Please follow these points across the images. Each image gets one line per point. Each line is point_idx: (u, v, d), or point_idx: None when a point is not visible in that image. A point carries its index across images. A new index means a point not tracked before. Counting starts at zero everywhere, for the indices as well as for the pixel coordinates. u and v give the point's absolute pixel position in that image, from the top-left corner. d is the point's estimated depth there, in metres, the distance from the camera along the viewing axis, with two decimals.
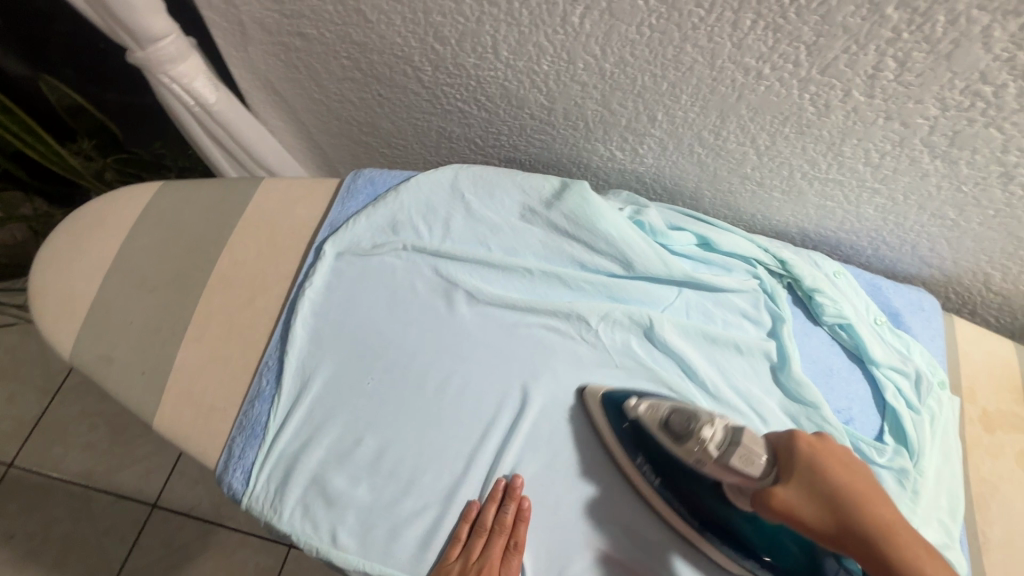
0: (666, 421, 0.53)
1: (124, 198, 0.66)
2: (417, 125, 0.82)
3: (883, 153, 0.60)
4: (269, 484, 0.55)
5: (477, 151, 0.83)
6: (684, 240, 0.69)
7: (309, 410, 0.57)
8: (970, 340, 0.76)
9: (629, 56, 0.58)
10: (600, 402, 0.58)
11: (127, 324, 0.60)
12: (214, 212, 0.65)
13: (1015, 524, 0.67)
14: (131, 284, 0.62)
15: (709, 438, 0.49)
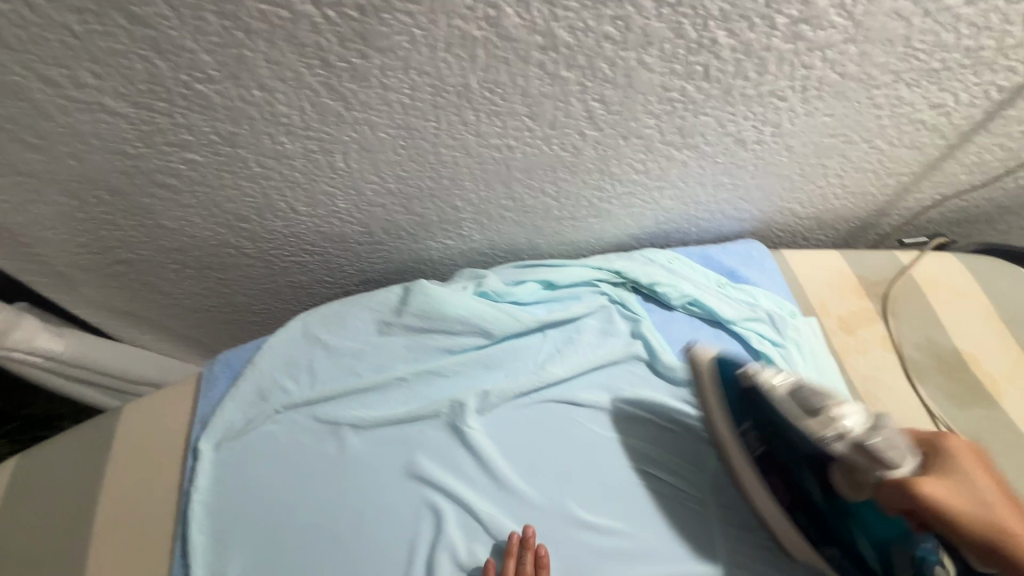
0: (801, 392, 0.59)
1: None
2: (268, 289, 0.85)
3: (645, 160, 0.70)
4: None
5: (332, 287, 0.87)
6: (529, 291, 0.75)
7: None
8: (803, 264, 0.85)
9: (403, 172, 0.65)
10: (712, 368, 0.66)
11: None
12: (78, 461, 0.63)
13: (905, 403, 0.74)
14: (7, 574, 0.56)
15: (848, 429, 0.54)
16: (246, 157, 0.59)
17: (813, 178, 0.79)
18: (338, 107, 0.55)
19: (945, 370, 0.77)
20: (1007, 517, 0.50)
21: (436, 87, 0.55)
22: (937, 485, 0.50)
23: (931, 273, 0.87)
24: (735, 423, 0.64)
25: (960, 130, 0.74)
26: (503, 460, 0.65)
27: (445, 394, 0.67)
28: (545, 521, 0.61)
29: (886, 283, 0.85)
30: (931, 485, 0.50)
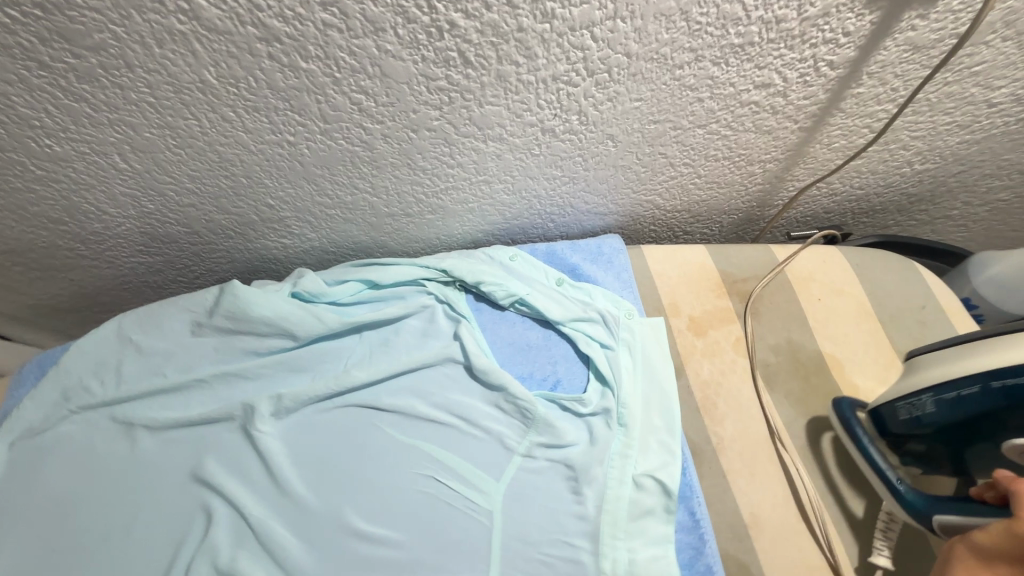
0: None
1: None
2: (126, 290, 0.86)
3: (452, 153, 0.66)
4: None
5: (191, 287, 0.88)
6: (349, 290, 0.73)
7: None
8: (660, 261, 0.80)
9: (194, 172, 0.65)
10: None
11: None
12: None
13: (743, 412, 0.68)
14: None
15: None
16: (21, 160, 0.60)
17: (659, 168, 0.74)
18: (85, 109, 0.55)
19: (800, 376, 0.72)
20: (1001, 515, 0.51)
21: (175, 84, 0.53)
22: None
23: (807, 269, 0.80)
24: None
25: (808, 112, 0.67)
26: (291, 465, 0.63)
27: (244, 396, 0.67)
28: (317, 529, 0.59)
29: (754, 279, 0.79)
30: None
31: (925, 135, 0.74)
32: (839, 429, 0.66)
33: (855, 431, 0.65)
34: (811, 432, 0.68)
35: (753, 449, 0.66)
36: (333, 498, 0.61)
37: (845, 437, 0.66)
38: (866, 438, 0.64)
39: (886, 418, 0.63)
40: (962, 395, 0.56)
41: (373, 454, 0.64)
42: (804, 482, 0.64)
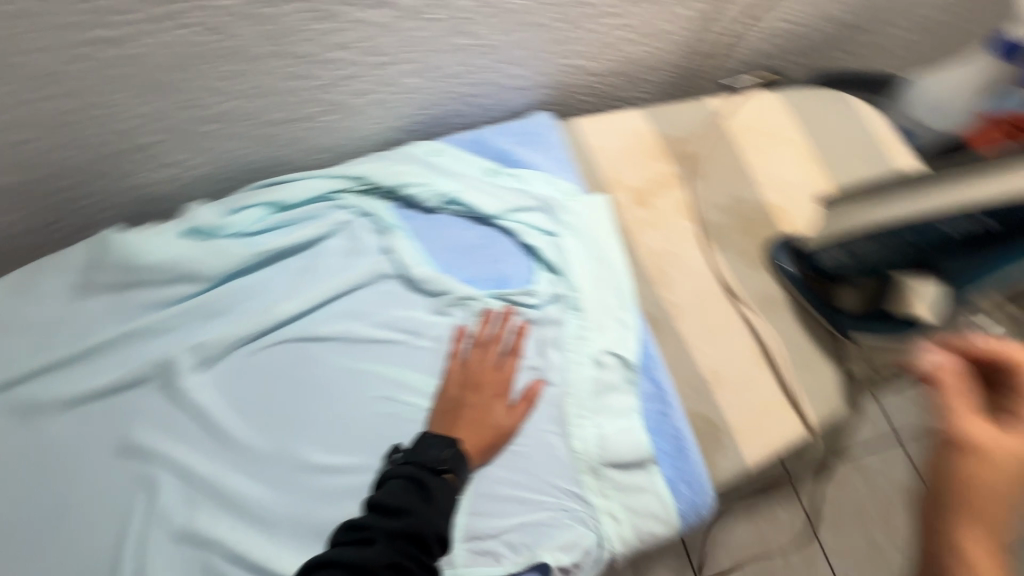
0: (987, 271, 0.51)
1: None
2: None
3: (333, 29, 0.56)
4: None
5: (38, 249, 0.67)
6: (252, 218, 0.63)
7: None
8: (596, 133, 0.73)
9: (11, 96, 0.52)
10: None
11: None
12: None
13: (695, 275, 0.67)
14: None
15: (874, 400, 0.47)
16: None
17: (576, 20, 0.65)
18: None
19: (749, 231, 0.70)
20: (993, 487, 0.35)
21: None
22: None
23: (748, 119, 0.75)
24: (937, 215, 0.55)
25: None
26: (232, 415, 0.58)
27: (157, 353, 0.59)
28: (272, 471, 0.56)
29: (695, 139, 0.74)
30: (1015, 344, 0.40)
31: None
32: (775, 280, 0.67)
33: (789, 275, 0.66)
34: (765, 284, 0.67)
35: (708, 310, 0.65)
36: (285, 440, 0.57)
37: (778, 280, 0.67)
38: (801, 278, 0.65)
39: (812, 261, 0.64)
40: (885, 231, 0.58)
41: (317, 386, 0.59)
42: (761, 334, 0.64)
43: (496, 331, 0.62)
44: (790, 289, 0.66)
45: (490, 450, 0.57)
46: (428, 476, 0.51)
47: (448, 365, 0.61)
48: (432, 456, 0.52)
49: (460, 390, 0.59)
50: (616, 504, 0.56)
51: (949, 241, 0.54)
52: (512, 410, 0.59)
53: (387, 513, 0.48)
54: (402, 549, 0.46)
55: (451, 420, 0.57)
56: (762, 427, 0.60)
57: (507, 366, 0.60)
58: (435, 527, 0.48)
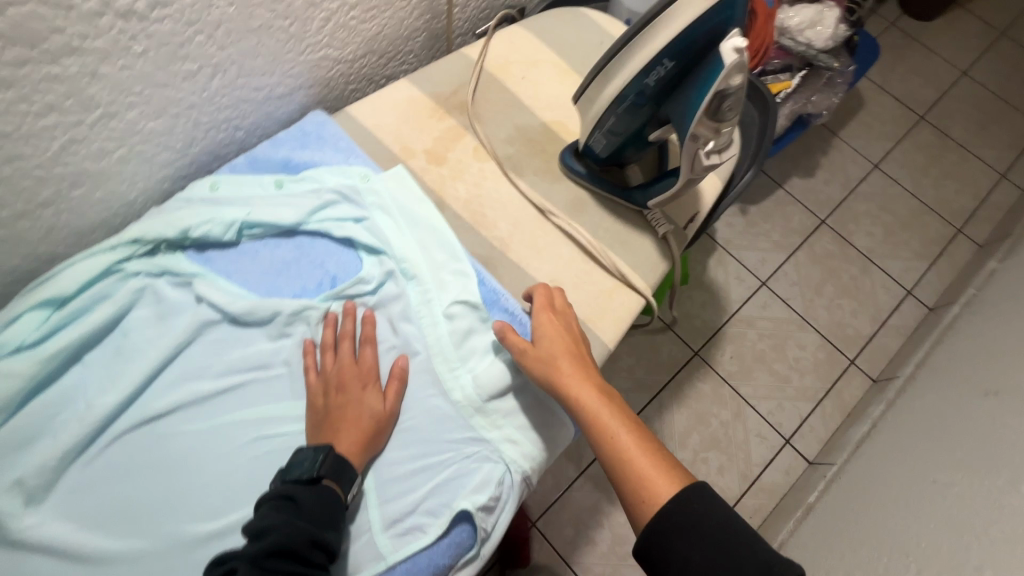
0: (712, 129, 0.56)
1: None
2: None
3: (24, 95, 0.50)
4: None
5: None
6: (26, 327, 0.55)
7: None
8: (371, 113, 0.74)
9: None
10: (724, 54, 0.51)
11: None
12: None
13: (508, 206, 0.71)
14: None
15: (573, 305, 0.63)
16: None
17: (303, 14, 0.65)
18: None
19: (539, 151, 0.75)
20: (622, 461, 0.53)
21: None
22: (550, 327, 0.59)
23: (503, 55, 0.81)
24: (660, 62, 0.55)
25: None
26: (96, 533, 0.52)
27: None
28: (165, 566, 0.52)
29: (465, 87, 0.78)
30: (544, 327, 0.59)
31: None
32: (574, 183, 0.73)
33: (582, 175, 0.72)
34: (569, 190, 0.73)
35: (531, 231, 0.70)
36: (166, 529, 0.53)
37: (576, 182, 0.73)
38: (593, 173, 0.72)
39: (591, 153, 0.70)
40: (622, 106, 0.60)
41: (179, 462, 0.55)
42: (584, 232, 0.69)
43: (346, 329, 0.61)
44: (588, 185, 0.72)
45: (377, 437, 0.57)
46: (302, 490, 0.50)
47: (308, 380, 0.59)
48: (304, 469, 0.52)
49: (327, 398, 0.58)
50: (510, 428, 0.59)
51: (661, 91, 0.58)
52: (386, 393, 0.59)
53: (253, 539, 0.47)
54: (275, 566, 0.46)
55: (327, 428, 0.56)
56: (609, 309, 0.66)
57: (367, 356, 0.60)
58: (307, 534, 0.48)
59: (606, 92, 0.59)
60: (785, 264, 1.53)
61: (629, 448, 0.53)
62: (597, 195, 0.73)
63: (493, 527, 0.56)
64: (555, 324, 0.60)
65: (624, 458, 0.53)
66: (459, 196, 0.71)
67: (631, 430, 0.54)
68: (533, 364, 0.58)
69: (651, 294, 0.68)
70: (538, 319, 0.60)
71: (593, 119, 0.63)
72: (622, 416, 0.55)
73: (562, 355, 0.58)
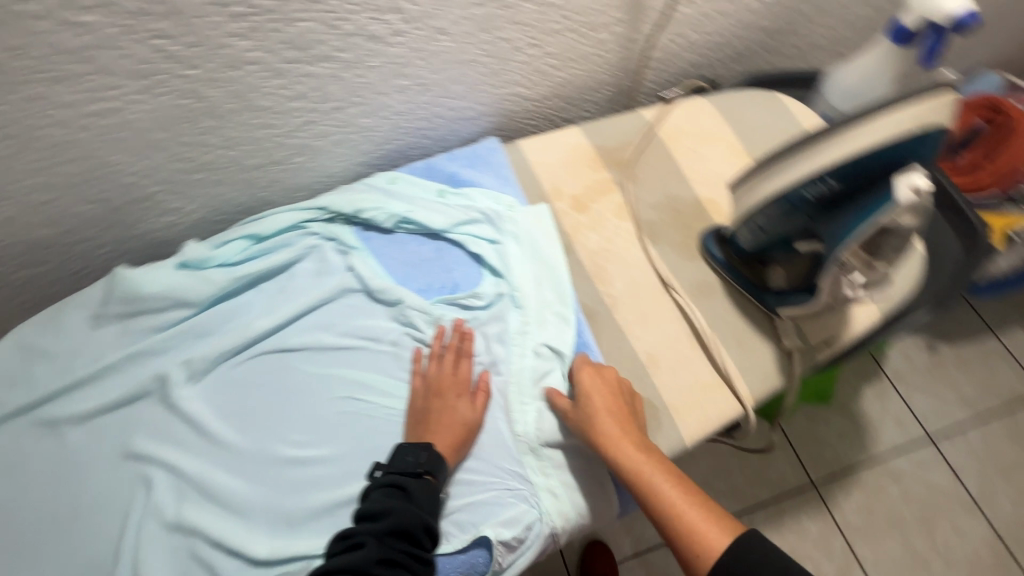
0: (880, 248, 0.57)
1: None
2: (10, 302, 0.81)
3: (287, 84, 0.66)
4: None
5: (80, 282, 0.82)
6: (234, 249, 0.72)
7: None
8: (538, 150, 0.81)
9: (34, 164, 0.64)
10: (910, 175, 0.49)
11: None
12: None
13: (632, 270, 0.71)
14: None
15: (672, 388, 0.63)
16: None
17: (506, 55, 0.73)
18: None
19: (683, 225, 0.74)
20: (669, 511, 0.53)
21: None
22: (590, 383, 0.60)
23: (679, 124, 0.81)
24: (821, 179, 0.51)
25: None
26: (221, 421, 0.66)
27: (154, 369, 0.67)
28: (254, 469, 0.63)
29: (631, 146, 0.80)
30: (586, 379, 0.61)
31: None
32: (708, 266, 0.71)
33: (718, 261, 0.69)
34: (700, 271, 0.71)
35: (646, 299, 0.69)
36: (265, 440, 0.64)
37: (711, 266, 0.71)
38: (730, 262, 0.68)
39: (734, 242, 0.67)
40: (772, 211, 0.57)
41: (291, 391, 0.66)
42: (699, 318, 0.67)
43: (452, 343, 0.66)
44: (721, 273, 0.69)
45: (463, 447, 0.61)
46: (407, 480, 0.55)
47: (413, 382, 0.65)
48: (409, 463, 0.57)
49: (426, 401, 0.63)
50: (554, 481, 0.60)
51: (818, 207, 0.54)
52: (475, 404, 0.63)
53: (373, 518, 0.54)
54: (392, 545, 0.52)
55: (426, 429, 0.61)
56: (699, 404, 0.63)
57: (464, 368, 0.65)
58: (419, 521, 0.54)
59: (754, 194, 0.58)
60: (967, 428, 1.25)
61: (674, 498, 0.53)
62: (729, 285, 0.70)
63: (509, 564, 0.57)
64: (594, 380, 0.61)
65: (673, 510, 0.52)
66: (592, 245, 0.74)
67: (672, 481, 0.54)
68: (573, 417, 0.59)
69: (752, 407, 0.63)
70: (579, 374, 0.61)
71: (742, 212, 0.61)
72: (665, 466, 0.55)
73: (603, 412, 0.58)
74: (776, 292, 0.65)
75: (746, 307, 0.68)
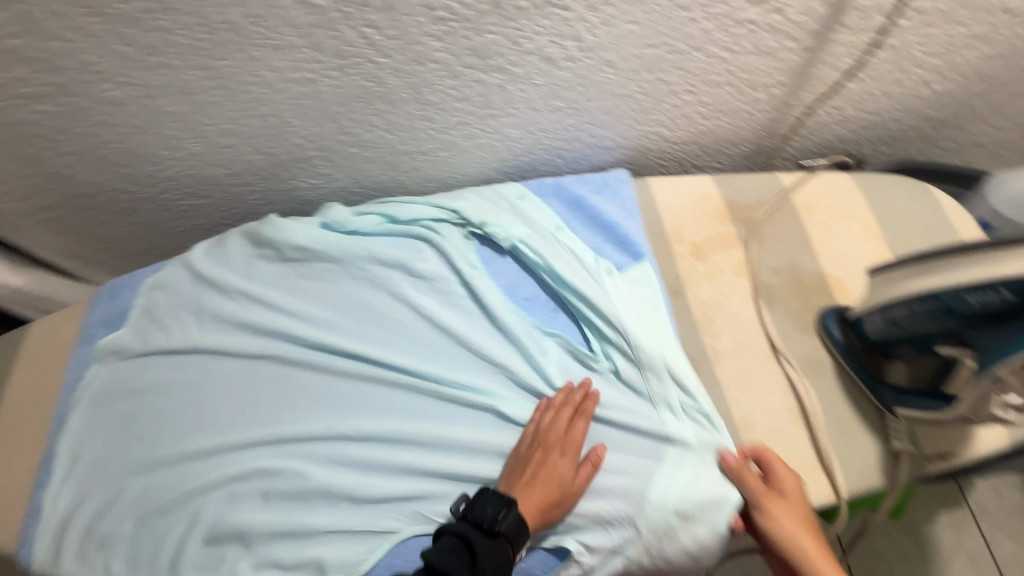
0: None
1: None
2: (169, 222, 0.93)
3: (457, 85, 0.71)
4: (49, 548, 0.63)
5: (228, 217, 0.92)
6: (370, 223, 0.79)
7: (73, 497, 0.65)
8: (666, 190, 0.82)
9: (230, 112, 0.72)
10: None
11: None
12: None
13: (741, 330, 0.71)
14: None
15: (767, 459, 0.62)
16: (86, 105, 0.69)
17: (660, 96, 0.76)
18: (134, 53, 0.63)
19: (802, 296, 0.73)
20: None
21: (207, 25, 0.60)
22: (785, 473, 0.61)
23: (816, 195, 0.80)
24: (994, 290, 0.49)
25: (809, 28, 0.67)
26: (328, 376, 0.70)
27: (284, 316, 0.74)
28: (346, 431, 0.66)
29: (763, 207, 0.79)
30: (774, 507, 0.59)
31: (940, 51, 0.72)
32: (822, 343, 0.69)
33: (836, 341, 0.67)
34: (813, 347, 0.69)
35: (751, 362, 0.69)
36: (365, 412, 0.68)
37: (824, 344, 0.69)
38: (850, 345, 0.66)
39: (859, 328, 0.64)
40: (925, 307, 0.55)
41: (393, 369, 0.70)
42: (805, 394, 0.65)
43: (573, 398, 0.66)
44: (836, 354, 0.67)
45: (557, 508, 0.62)
46: (478, 538, 0.58)
47: (526, 431, 0.65)
48: (488, 523, 0.59)
49: (530, 451, 0.64)
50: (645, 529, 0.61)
51: (979, 318, 0.52)
52: (579, 467, 0.63)
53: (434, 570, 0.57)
54: None
55: (521, 479, 0.62)
56: (790, 482, 0.61)
57: (577, 429, 0.64)
58: None
59: (912, 285, 0.56)
60: None
61: None
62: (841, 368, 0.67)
63: None
64: (785, 470, 0.61)
65: None
66: (704, 299, 0.74)
67: None
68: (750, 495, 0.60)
69: (846, 500, 0.60)
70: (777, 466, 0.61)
71: (887, 299, 0.60)
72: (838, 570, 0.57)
73: (791, 507, 0.59)
74: (895, 388, 0.63)
75: (857, 395, 0.65)
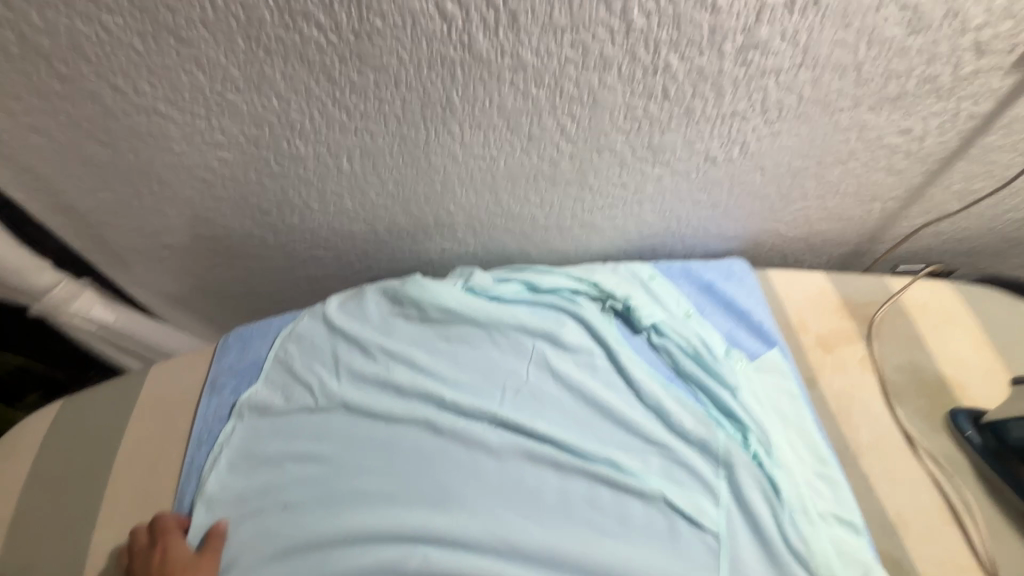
0: None
1: (38, 424, 0.75)
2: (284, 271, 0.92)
3: (621, 173, 0.76)
4: None
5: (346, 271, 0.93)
6: (513, 290, 0.81)
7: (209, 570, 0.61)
8: (785, 283, 0.88)
9: (401, 176, 0.75)
10: None
11: (42, 529, 0.65)
12: (72, 423, 0.74)
13: (877, 424, 0.74)
14: (41, 489, 0.68)
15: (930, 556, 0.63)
16: (267, 157, 0.71)
17: (792, 199, 0.82)
18: (341, 116, 0.66)
19: (926, 394, 0.77)
20: None
21: (423, 100, 0.64)
22: None
23: (921, 299, 0.87)
24: None
25: (937, 157, 0.76)
26: (478, 445, 0.67)
27: (428, 378, 0.73)
28: (507, 505, 0.63)
29: (876, 305, 0.86)
30: None
31: None
32: (958, 444, 0.72)
33: (975, 443, 0.71)
34: (944, 446, 0.72)
35: (892, 456, 0.71)
36: (519, 488, 0.65)
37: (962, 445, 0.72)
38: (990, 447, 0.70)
39: (1002, 432, 0.69)
40: None
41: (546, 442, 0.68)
42: (952, 493, 0.68)
43: None
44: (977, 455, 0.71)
45: None
46: None
47: None
48: None
49: None
50: None
51: None
52: None
53: None
54: None
55: None
56: None
57: None
58: None
59: None
60: None
61: None
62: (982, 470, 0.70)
63: None
64: None
65: None
66: (830, 386, 0.78)
67: None
68: None
69: None
70: None
71: None
72: None
73: None
74: None
75: (1002, 499, 0.68)
